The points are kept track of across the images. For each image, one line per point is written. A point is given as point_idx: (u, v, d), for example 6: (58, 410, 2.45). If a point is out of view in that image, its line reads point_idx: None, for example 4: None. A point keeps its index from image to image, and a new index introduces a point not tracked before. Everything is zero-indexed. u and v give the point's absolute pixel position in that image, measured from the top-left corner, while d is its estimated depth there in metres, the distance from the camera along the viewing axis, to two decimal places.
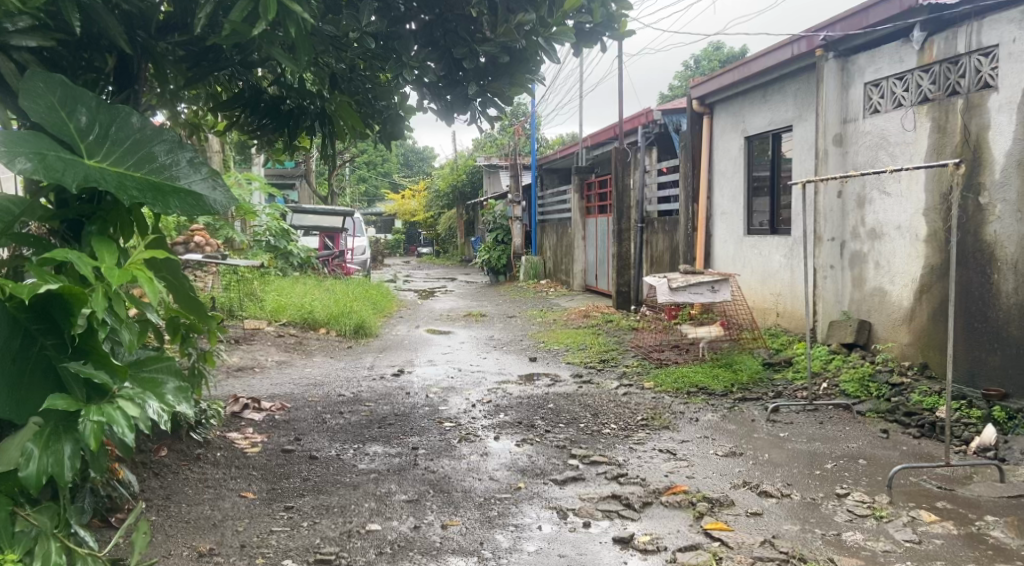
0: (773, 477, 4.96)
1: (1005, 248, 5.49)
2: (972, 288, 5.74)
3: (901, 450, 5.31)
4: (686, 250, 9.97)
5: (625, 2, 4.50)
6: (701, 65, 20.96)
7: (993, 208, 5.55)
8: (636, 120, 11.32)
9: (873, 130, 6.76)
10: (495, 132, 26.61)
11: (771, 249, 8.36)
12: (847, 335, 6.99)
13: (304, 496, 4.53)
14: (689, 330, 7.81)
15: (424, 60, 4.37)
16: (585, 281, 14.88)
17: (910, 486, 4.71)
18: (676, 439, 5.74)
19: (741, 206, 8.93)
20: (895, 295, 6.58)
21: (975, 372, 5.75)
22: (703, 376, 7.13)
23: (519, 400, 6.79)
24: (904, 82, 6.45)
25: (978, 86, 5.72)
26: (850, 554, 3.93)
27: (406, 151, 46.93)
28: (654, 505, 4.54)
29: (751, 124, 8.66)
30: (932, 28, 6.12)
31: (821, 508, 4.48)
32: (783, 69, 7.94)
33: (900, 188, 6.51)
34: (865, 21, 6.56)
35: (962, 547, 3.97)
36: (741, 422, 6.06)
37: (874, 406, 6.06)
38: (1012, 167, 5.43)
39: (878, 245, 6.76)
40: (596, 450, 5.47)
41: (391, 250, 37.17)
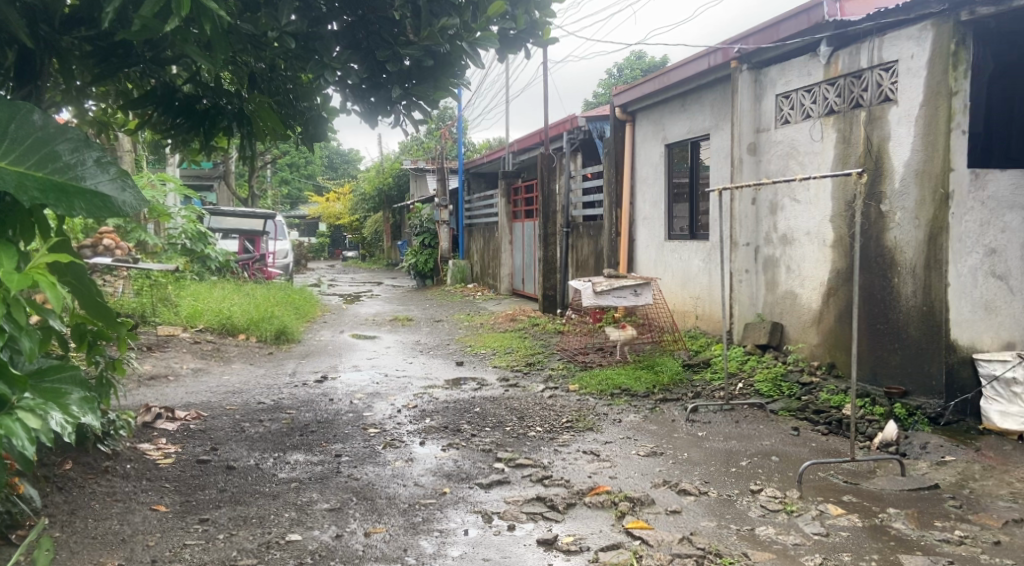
0: (692, 475, 5.09)
1: (904, 253, 5.75)
2: (874, 292, 6.01)
3: (811, 447, 5.51)
4: (610, 254, 10.14)
5: (547, 10, 4.57)
6: (624, 74, 21.32)
7: (894, 215, 5.82)
8: (561, 127, 11.40)
9: (784, 139, 7.00)
10: (422, 135, 26.50)
11: (690, 253, 8.57)
12: (760, 337, 7.22)
13: (220, 507, 4.41)
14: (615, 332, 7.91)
15: (346, 62, 4.32)
16: (512, 285, 14.98)
17: (819, 481, 4.90)
18: (599, 440, 5.83)
19: (662, 212, 9.12)
20: (805, 298, 6.82)
21: (877, 373, 6.01)
22: (626, 377, 7.26)
23: (445, 405, 6.76)
24: (813, 94, 6.69)
25: (879, 99, 5.98)
26: (763, 548, 4.06)
27: (331, 154, 46.21)
28: (578, 505, 4.60)
29: (671, 132, 8.87)
30: (837, 43, 6.37)
31: (737, 504, 4.61)
32: (700, 79, 8.15)
33: (808, 196, 6.76)
34: (776, 34, 6.77)
35: (867, 538, 4.14)
36: (661, 423, 6.19)
37: (786, 405, 6.27)
38: (910, 177, 5.69)
39: (789, 250, 7.00)
40: (522, 453, 5.50)
41: (315, 254, 36.50)
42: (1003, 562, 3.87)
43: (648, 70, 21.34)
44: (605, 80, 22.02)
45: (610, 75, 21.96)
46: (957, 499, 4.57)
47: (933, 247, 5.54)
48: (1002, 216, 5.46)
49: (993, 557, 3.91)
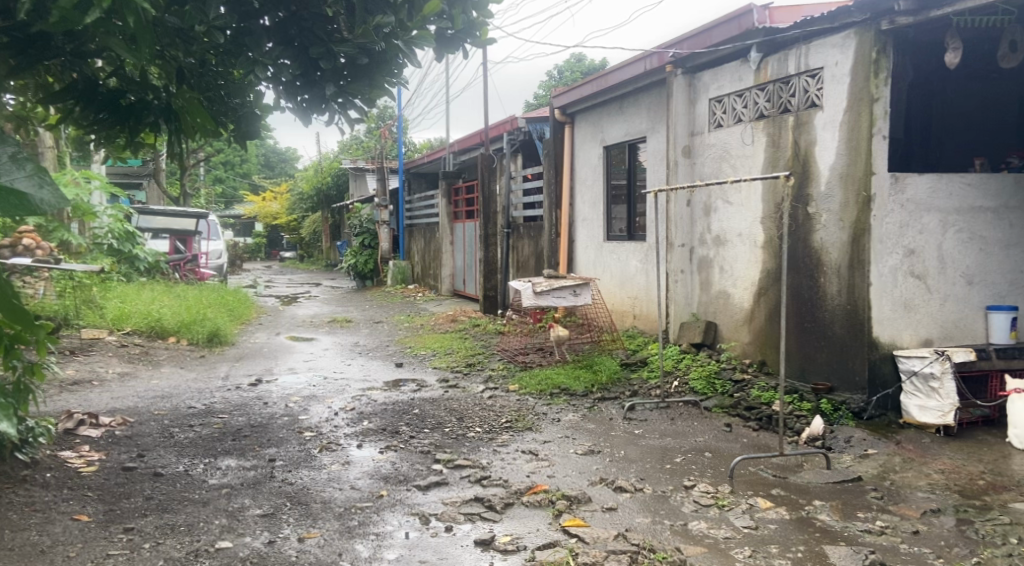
0: (627, 472, 5.15)
1: (829, 254, 5.93)
2: (802, 291, 6.18)
3: (742, 442, 5.63)
4: (550, 256, 10.20)
5: (484, 10, 4.59)
6: (564, 76, 21.46)
7: (820, 217, 5.99)
8: (502, 127, 11.38)
9: (717, 143, 7.15)
10: (362, 135, 26.24)
11: (628, 254, 8.67)
12: (695, 335, 7.34)
13: (146, 516, 4.29)
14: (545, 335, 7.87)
15: (277, 58, 4.28)
16: (453, 286, 14.94)
17: (749, 476, 5.02)
18: (538, 439, 5.86)
19: (601, 213, 9.21)
20: (737, 298, 6.96)
21: (805, 369, 6.19)
22: (566, 376, 7.31)
23: (383, 407, 6.71)
24: (744, 99, 6.84)
25: (806, 105, 6.14)
26: (695, 542, 4.14)
27: (268, 152, 45.36)
28: (516, 505, 4.61)
29: (609, 134, 8.96)
30: (766, 50, 6.52)
31: (670, 500, 4.68)
32: (636, 82, 8.25)
33: (739, 198, 6.91)
34: (708, 40, 6.90)
35: (794, 530, 4.25)
36: (599, 422, 6.25)
37: (719, 402, 6.38)
38: (835, 180, 5.86)
39: (722, 251, 7.14)
40: (460, 454, 5.49)
41: (251, 255, 35.73)
42: (921, 550, 4.01)
43: (588, 73, 21.52)
44: (545, 81, 22.12)
45: (550, 77, 22.07)
46: (878, 490, 4.73)
47: (856, 248, 5.72)
48: (920, 217, 5.65)
49: (912, 546, 4.05)
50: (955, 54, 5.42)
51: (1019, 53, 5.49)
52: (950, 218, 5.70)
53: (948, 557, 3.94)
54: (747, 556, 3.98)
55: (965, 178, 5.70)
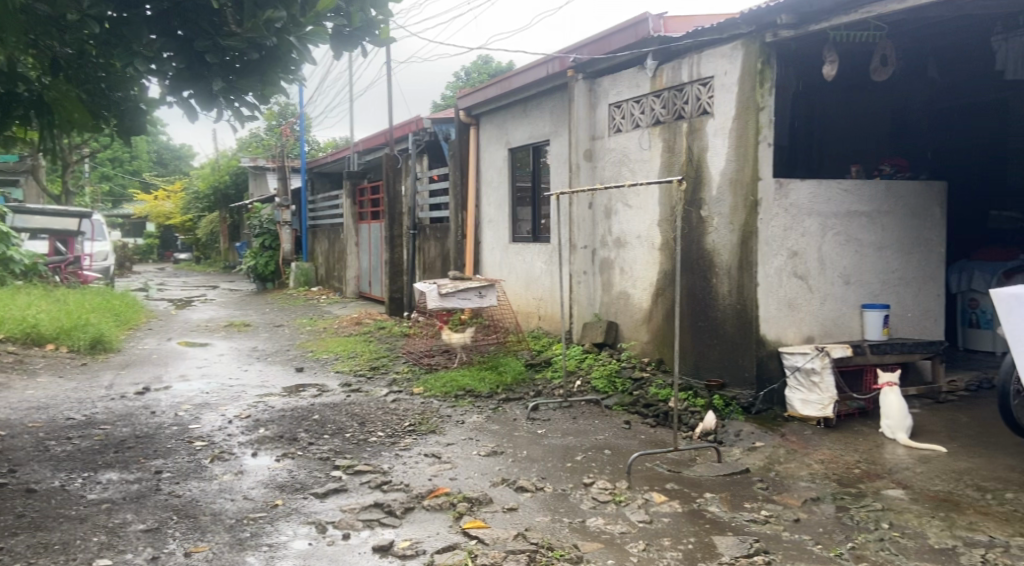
0: (529, 472, 5.17)
1: (721, 256, 6.11)
2: (696, 291, 6.36)
3: (639, 439, 5.74)
4: (456, 257, 10.15)
5: (383, 9, 4.55)
6: (471, 77, 21.39)
7: (712, 220, 6.18)
8: (406, 127, 11.22)
9: (617, 147, 7.27)
10: (262, 133, 25.52)
11: (532, 256, 8.72)
12: (597, 335, 7.43)
13: (17, 535, 4.05)
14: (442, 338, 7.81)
15: (160, 51, 4.19)
16: (358, 288, 14.70)
17: (646, 471, 5.13)
18: (441, 442, 5.81)
19: (506, 214, 9.23)
20: (637, 298, 7.09)
21: (699, 367, 6.36)
22: (471, 379, 7.28)
23: (281, 414, 6.52)
24: (641, 105, 6.97)
25: (698, 112, 6.31)
26: (592, 539, 4.20)
27: (161, 149, 43.54)
28: (416, 509, 4.55)
29: (513, 137, 8.99)
30: (662, 58, 6.66)
31: (570, 498, 4.73)
32: (539, 86, 8.31)
33: (637, 202, 7.05)
34: (607, 46, 7.01)
35: (686, 523, 4.36)
36: (503, 422, 6.26)
37: (619, 400, 6.48)
38: (725, 185, 6.05)
39: (622, 253, 7.27)
40: (361, 460, 5.39)
41: (143, 256, 34.20)
42: (801, 537, 4.17)
43: (494, 75, 21.53)
44: (451, 82, 21.98)
45: (457, 77, 21.96)
46: (764, 481, 4.90)
47: (744, 250, 5.91)
48: (802, 221, 5.88)
49: (793, 534, 4.21)
50: (832, 66, 5.68)
51: (889, 66, 5.87)
52: (829, 222, 5.96)
53: (825, 543, 4.11)
54: (640, 550, 4.05)
55: (843, 184, 5.99)
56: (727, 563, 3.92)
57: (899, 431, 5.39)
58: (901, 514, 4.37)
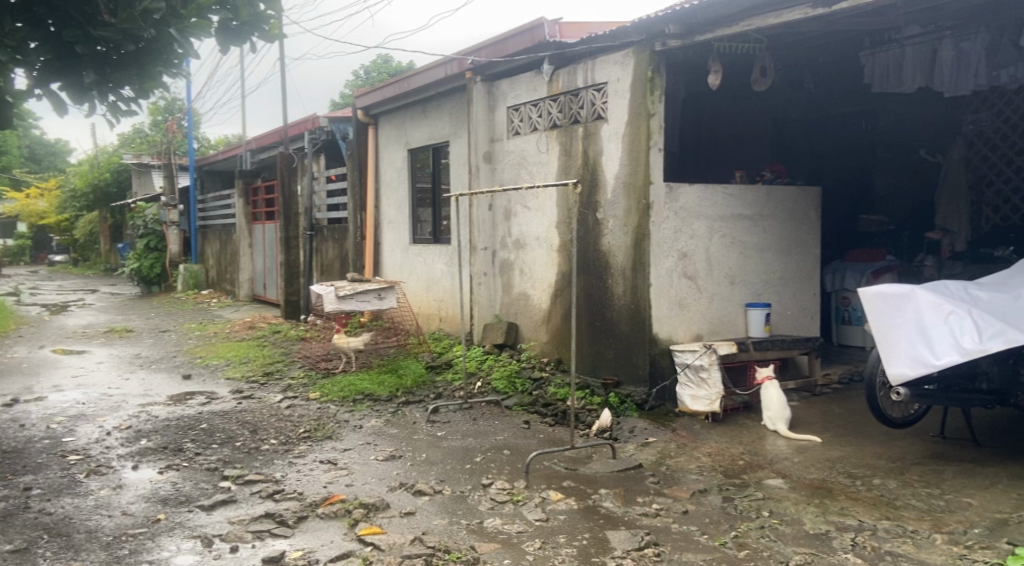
0: (428, 475, 5.16)
1: (616, 257, 6.24)
2: (593, 292, 6.48)
3: (538, 438, 5.81)
4: (355, 258, 9.99)
5: (269, 5, 4.65)
6: (371, 77, 21.06)
7: (607, 223, 6.31)
8: (302, 126, 10.92)
9: (515, 149, 7.34)
10: (147, 129, 24.43)
11: (433, 257, 8.67)
12: (497, 336, 7.46)
13: None
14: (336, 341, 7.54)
15: (25, 41, 4.27)
16: (252, 291, 14.28)
17: (544, 470, 5.19)
18: (337, 448, 5.71)
19: (406, 215, 9.15)
20: (536, 299, 7.17)
21: (596, 366, 6.49)
22: (369, 383, 7.18)
23: (165, 423, 6.27)
24: (539, 109, 7.05)
25: (593, 116, 6.44)
26: (489, 539, 4.22)
27: (34, 145, 41.04)
28: (309, 518, 4.46)
29: (412, 137, 8.94)
30: (558, 63, 6.75)
31: (468, 499, 4.74)
32: (438, 87, 8.29)
33: (536, 204, 7.13)
34: (504, 50, 7.06)
35: (581, 519, 4.44)
36: (402, 426, 6.21)
37: (519, 400, 6.52)
38: (619, 188, 6.20)
39: (521, 254, 7.33)
40: (251, 469, 5.24)
41: (14, 258, 32.13)
42: (689, 528, 4.32)
43: (394, 74, 21.32)
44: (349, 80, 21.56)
45: (355, 77, 21.56)
46: (656, 475, 5.04)
47: (637, 252, 6.06)
48: (691, 224, 6.09)
49: (682, 526, 4.35)
50: (716, 76, 5.91)
51: (768, 77, 6.13)
52: (716, 225, 6.19)
53: (711, 533, 4.27)
54: (536, 548, 4.10)
55: (728, 189, 6.24)
56: (619, 556, 4.01)
57: (779, 422, 5.64)
58: (781, 503, 4.59)
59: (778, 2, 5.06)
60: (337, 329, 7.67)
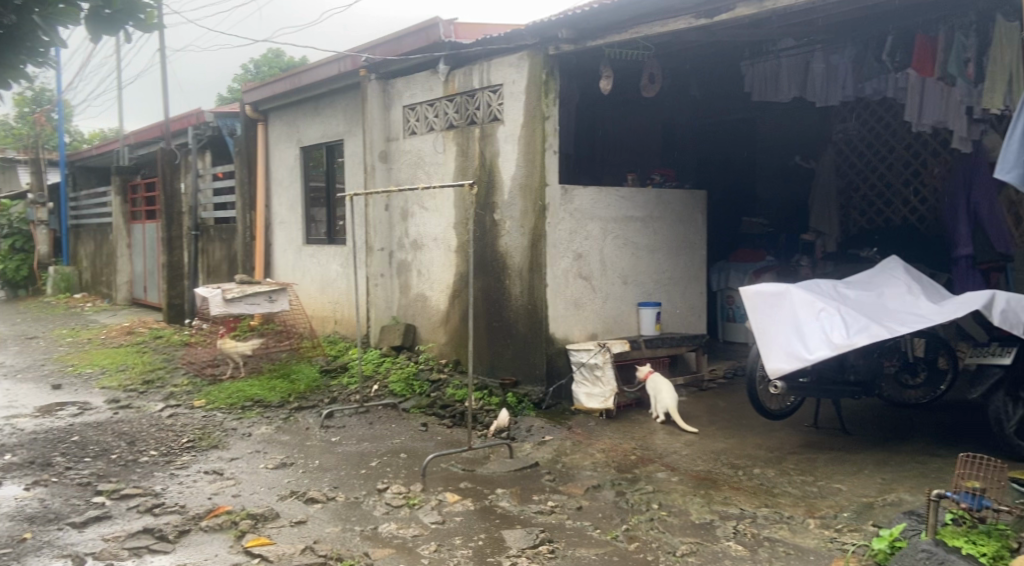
0: (321, 482, 5.04)
1: (513, 258, 6.29)
2: (490, 292, 6.50)
3: (436, 440, 5.77)
4: (243, 259, 9.66)
5: None
6: (261, 71, 20.33)
7: (504, 223, 6.35)
8: (183, 121, 10.46)
9: (411, 149, 7.28)
10: None
11: (327, 258, 8.49)
12: (394, 338, 7.37)
13: None
14: (221, 346, 7.21)
15: None
16: (132, 294, 13.56)
17: (440, 472, 5.17)
18: (224, 458, 5.50)
19: (298, 215, 8.93)
20: (434, 300, 7.13)
21: (494, 366, 6.51)
22: (259, 389, 6.95)
23: (33, 437, 5.87)
24: (435, 108, 7.01)
25: (489, 118, 6.46)
26: (383, 545, 4.16)
27: None
28: (192, 532, 4.27)
29: (304, 135, 8.72)
30: (453, 63, 6.73)
31: (362, 505, 4.66)
32: (331, 85, 8.12)
33: (433, 205, 7.09)
34: (399, 48, 6.98)
35: (477, 520, 4.44)
36: (295, 432, 6.05)
37: (417, 402, 6.46)
38: (515, 189, 6.24)
39: (419, 255, 7.27)
40: (129, 483, 4.98)
41: None
42: (583, 524, 4.40)
43: (286, 69, 20.67)
44: (238, 73, 20.71)
45: (244, 71, 20.75)
46: (552, 473, 5.11)
47: (533, 252, 6.12)
48: (585, 225, 6.21)
49: (576, 522, 4.42)
50: (607, 81, 6.04)
51: (656, 84, 6.34)
52: (609, 226, 6.34)
53: (604, 527, 4.36)
54: (431, 551, 4.08)
55: (620, 191, 6.39)
56: (514, 555, 4.03)
57: (667, 399, 5.85)
58: (669, 495, 4.74)
59: (665, 12, 5.23)
60: (223, 331, 7.34)
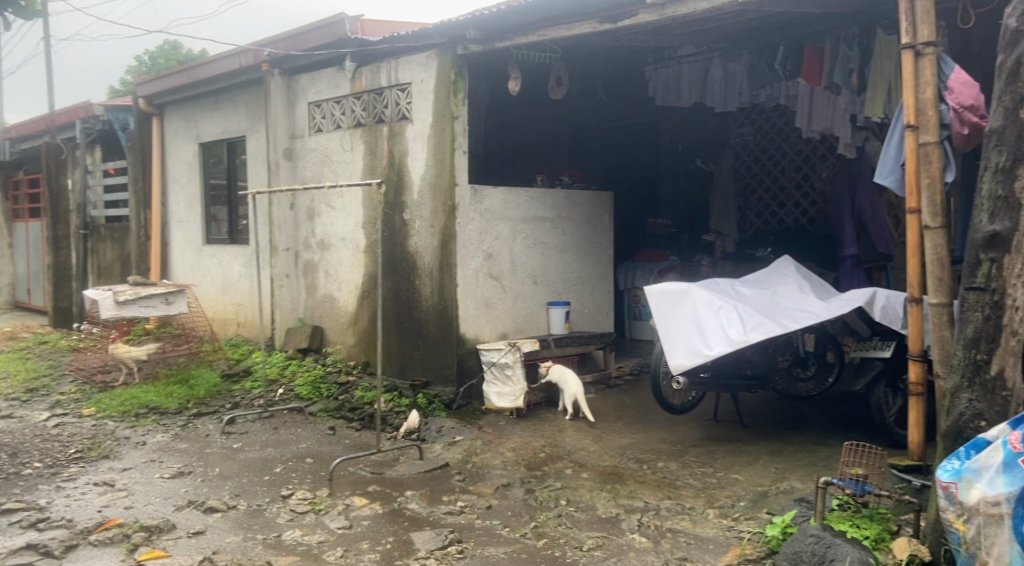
0: (221, 490, 4.88)
1: (423, 258, 6.26)
2: (400, 293, 6.45)
3: (343, 444, 5.68)
4: (137, 260, 9.24)
5: None
6: (157, 64, 19.45)
7: (413, 223, 6.31)
8: (70, 115, 9.83)
9: (317, 147, 7.14)
10: None
11: (229, 258, 8.24)
12: (301, 340, 7.20)
13: None
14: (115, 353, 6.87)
15: None
16: (13, 297, 12.76)
17: (348, 476, 5.10)
18: (115, 469, 5.25)
19: (198, 214, 8.63)
20: (342, 301, 7.01)
21: (404, 367, 6.46)
22: (155, 395, 6.66)
23: None
24: (341, 106, 6.90)
25: (398, 117, 6.40)
26: (287, 552, 4.07)
27: None
28: (80, 546, 4.08)
29: (204, 131, 8.43)
30: (360, 60, 6.64)
31: (265, 513, 4.55)
32: (231, 79, 7.88)
33: (340, 204, 6.98)
34: (304, 44, 6.84)
35: (385, 523, 4.40)
36: (193, 439, 5.84)
37: (324, 406, 6.35)
38: (425, 189, 6.21)
39: (326, 255, 7.14)
40: (10, 497, 4.70)
41: None
42: (492, 523, 4.42)
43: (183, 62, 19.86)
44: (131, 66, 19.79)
45: (137, 63, 19.83)
46: (461, 473, 5.11)
47: (443, 252, 6.11)
48: (495, 226, 6.25)
49: (485, 521, 4.44)
50: (516, 83, 6.09)
51: (563, 86, 6.42)
52: (519, 227, 6.39)
53: (512, 525, 4.40)
54: (337, 556, 4.02)
55: (530, 192, 6.45)
56: (422, 557, 4.01)
57: (572, 385, 5.97)
58: (577, 491, 4.82)
59: (570, 15, 5.33)
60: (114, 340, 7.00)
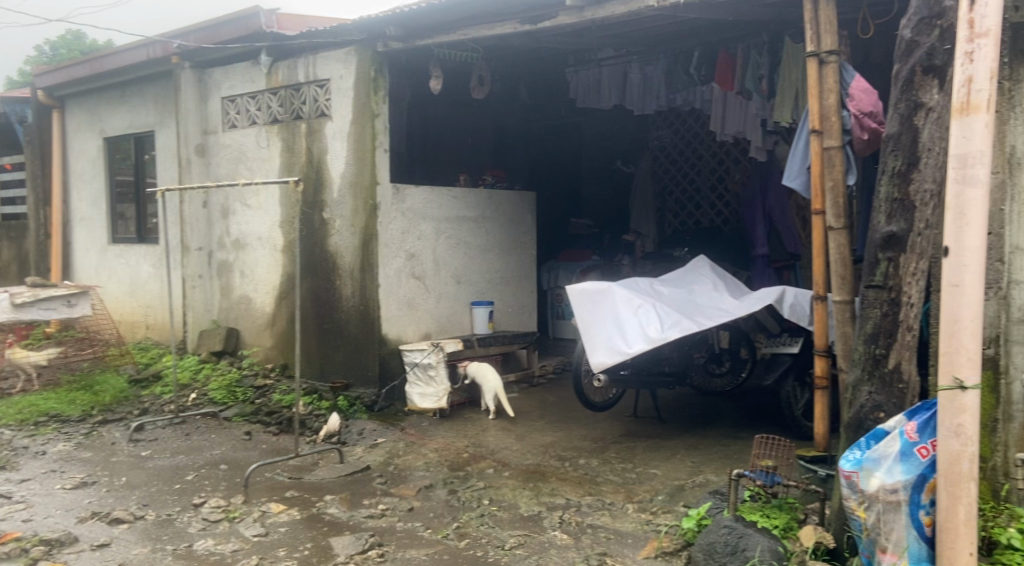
0: (127, 500, 4.67)
1: (343, 258, 6.15)
2: (319, 294, 6.32)
3: (259, 449, 5.53)
4: (36, 260, 8.77)
5: None
6: (59, 55, 18.47)
7: (333, 222, 6.19)
8: None
9: (231, 144, 6.92)
10: None
11: (137, 258, 7.90)
12: (215, 343, 6.96)
13: None
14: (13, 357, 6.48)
15: None
16: None
17: (264, 482, 4.96)
18: (13, 480, 4.97)
19: (103, 212, 8.25)
20: (258, 302, 6.82)
21: (325, 369, 6.32)
22: (56, 402, 6.33)
23: None
24: (257, 101, 6.71)
25: (316, 113, 6.27)
26: (199, 562, 3.93)
27: None
28: None
29: (109, 125, 8.06)
30: (276, 55, 6.47)
31: (175, 523, 4.38)
32: (138, 72, 7.56)
33: (255, 202, 6.79)
34: (216, 37, 6.62)
35: (303, 529, 4.30)
36: (98, 448, 5.57)
37: (239, 410, 6.16)
38: (345, 187, 6.11)
39: (241, 255, 6.93)
40: None
41: None
42: (413, 525, 4.38)
43: (88, 54, 18.94)
44: (29, 56, 18.76)
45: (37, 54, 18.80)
46: (383, 476, 5.04)
47: (364, 251, 6.02)
48: (417, 225, 6.19)
49: (406, 524, 4.40)
50: (437, 81, 6.04)
51: (485, 85, 6.40)
52: (441, 226, 6.36)
53: (434, 527, 4.36)
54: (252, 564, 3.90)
55: (452, 191, 6.42)
56: (342, 562, 3.93)
57: (490, 380, 5.98)
58: (499, 490, 4.82)
59: (491, 15, 5.32)
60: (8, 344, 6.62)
